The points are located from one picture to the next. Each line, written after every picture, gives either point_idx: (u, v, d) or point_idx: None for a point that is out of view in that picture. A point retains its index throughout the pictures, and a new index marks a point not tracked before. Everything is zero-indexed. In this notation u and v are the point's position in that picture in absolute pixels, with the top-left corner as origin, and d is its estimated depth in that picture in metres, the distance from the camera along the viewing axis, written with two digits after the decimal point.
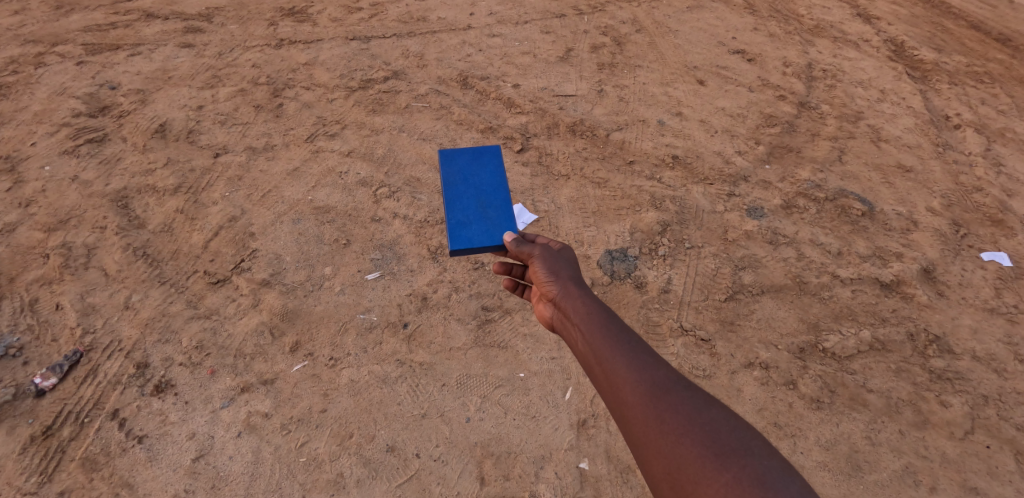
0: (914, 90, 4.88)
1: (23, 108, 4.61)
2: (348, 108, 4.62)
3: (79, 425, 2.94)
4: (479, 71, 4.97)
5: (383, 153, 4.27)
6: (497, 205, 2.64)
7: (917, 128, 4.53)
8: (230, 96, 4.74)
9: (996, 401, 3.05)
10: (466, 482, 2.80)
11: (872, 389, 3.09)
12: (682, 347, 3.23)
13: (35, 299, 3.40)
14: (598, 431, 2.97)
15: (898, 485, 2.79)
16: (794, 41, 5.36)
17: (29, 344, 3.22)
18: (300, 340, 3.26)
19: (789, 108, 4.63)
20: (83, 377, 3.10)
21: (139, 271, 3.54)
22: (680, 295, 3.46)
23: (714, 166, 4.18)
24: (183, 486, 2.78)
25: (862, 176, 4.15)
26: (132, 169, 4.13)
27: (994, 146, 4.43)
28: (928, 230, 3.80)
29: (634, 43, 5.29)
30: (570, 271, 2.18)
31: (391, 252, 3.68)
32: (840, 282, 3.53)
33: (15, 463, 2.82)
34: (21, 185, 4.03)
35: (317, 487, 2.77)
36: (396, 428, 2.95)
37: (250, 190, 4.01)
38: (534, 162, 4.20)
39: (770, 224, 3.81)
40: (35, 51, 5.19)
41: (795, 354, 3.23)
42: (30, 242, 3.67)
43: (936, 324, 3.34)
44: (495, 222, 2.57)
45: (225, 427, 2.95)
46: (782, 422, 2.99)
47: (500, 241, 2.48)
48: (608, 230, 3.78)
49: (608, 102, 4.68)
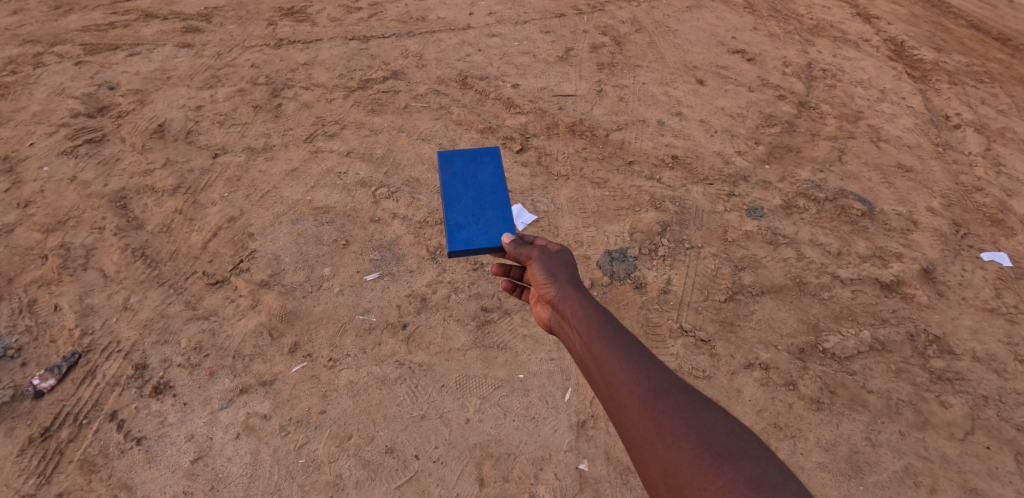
0: (914, 90, 4.87)
1: (21, 108, 4.61)
2: (347, 109, 4.61)
3: (77, 427, 2.93)
4: (478, 71, 4.96)
5: (382, 153, 4.26)
6: (497, 207, 2.63)
7: (917, 128, 4.53)
8: (229, 96, 4.73)
9: (996, 402, 3.05)
10: (465, 483, 2.79)
11: (872, 390, 3.09)
12: (682, 348, 3.23)
13: (33, 300, 3.39)
14: (598, 432, 2.96)
15: (898, 486, 2.79)
16: (794, 40, 5.36)
17: (27, 346, 3.22)
18: (299, 341, 3.25)
19: (789, 108, 4.62)
20: (81, 379, 3.09)
21: (138, 272, 3.53)
22: (680, 296, 3.45)
23: (714, 166, 4.17)
24: (182, 487, 2.77)
25: (862, 176, 4.14)
26: (131, 170, 4.12)
27: (994, 146, 4.42)
28: (929, 230, 3.80)
29: (634, 43, 5.28)
30: (569, 272, 2.17)
31: (390, 253, 3.67)
32: (840, 282, 3.53)
33: (13, 465, 2.81)
34: (19, 185, 4.02)
35: (316, 488, 2.77)
36: (396, 430, 2.95)
37: (249, 191, 4.00)
38: (534, 162, 4.19)
39: (770, 224, 3.80)
40: (34, 51, 5.18)
41: (795, 354, 3.22)
42: (28, 243, 3.66)
43: (937, 324, 3.34)
44: (494, 224, 2.57)
45: (224, 429, 2.94)
46: (782, 423, 2.98)
47: (499, 242, 2.47)
48: (607, 230, 3.77)
49: (608, 102, 4.67)
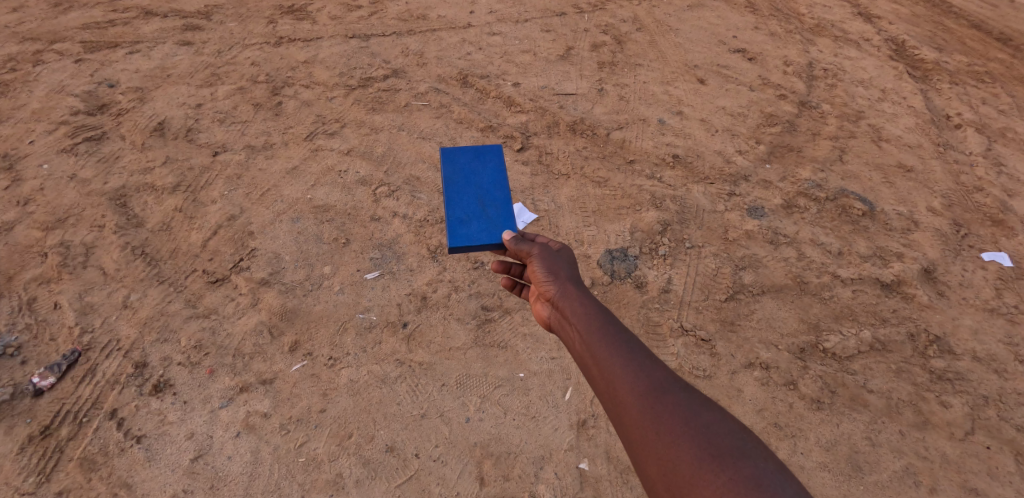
0: (915, 89, 4.86)
1: (21, 106, 4.60)
2: (347, 107, 4.61)
3: (77, 425, 2.93)
4: (478, 69, 4.95)
5: (382, 151, 4.26)
6: (497, 203, 2.63)
7: (918, 128, 4.52)
8: (229, 94, 4.72)
9: (997, 402, 3.05)
10: (465, 482, 2.79)
11: (872, 390, 3.09)
12: (682, 347, 3.23)
13: (33, 298, 3.39)
14: (598, 432, 2.96)
15: (899, 486, 2.79)
16: (795, 40, 5.35)
17: (27, 343, 3.21)
18: (299, 340, 3.25)
19: (790, 108, 4.62)
20: (81, 377, 3.09)
21: (138, 270, 3.53)
22: (681, 295, 3.45)
23: (715, 165, 4.16)
24: (182, 486, 2.77)
25: (863, 176, 4.14)
26: (130, 168, 4.11)
27: (994, 146, 4.42)
28: (929, 230, 3.79)
29: (634, 42, 5.27)
30: (569, 271, 2.17)
31: (390, 252, 3.66)
32: (841, 282, 3.52)
33: (13, 464, 2.81)
34: (18, 183, 4.01)
35: (316, 487, 2.76)
36: (396, 428, 2.95)
37: (249, 189, 4.00)
38: (534, 161, 4.19)
39: (771, 223, 3.80)
40: (33, 49, 5.17)
41: (795, 354, 3.22)
42: (28, 241, 3.66)
43: (937, 324, 3.34)
44: (494, 220, 2.56)
45: (224, 427, 2.94)
46: (782, 422, 2.98)
47: (499, 239, 2.47)
48: (608, 229, 3.77)
49: (608, 101, 4.67)
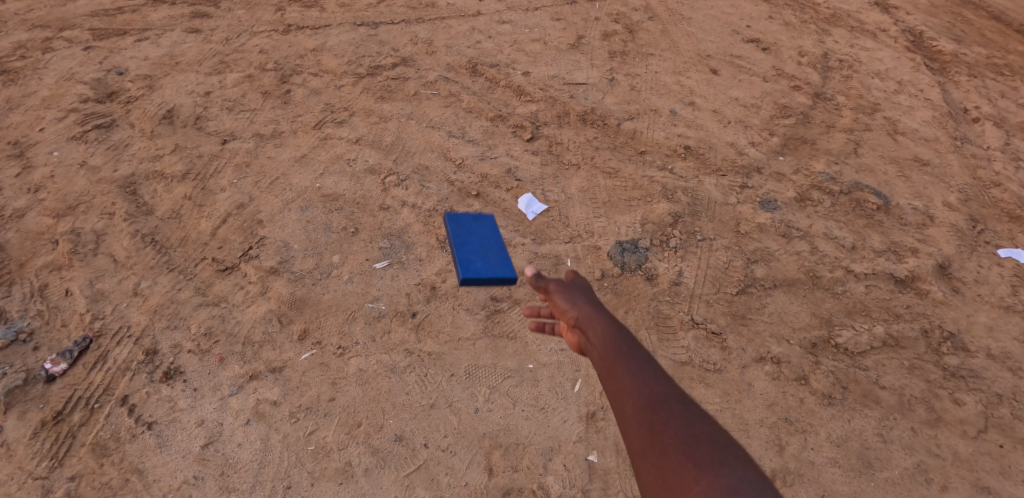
0: (932, 82, 4.78)
1: (30, 93, 4.59)
2: (356, 95, 4.58)
3: (89, 410, 2.95)
4: (488, 58, 4.90)
5: (391, 140, 4.24)
6: (498, 254, 2.91)
7: (934, 121, 4.45)
8: (237, 82, 4.70)
9: (1011, 401, 3.01)
10: (474, 473, 2.79)
11: (884, 386, 3.06)
12: (693, 340, 3.21)
13: (44, 284, 3.40)
14: (607, 424, 2.95)
15: (911, 482, 2.77)
16: (810, 30, 5.24)
17: (39, 329, 3.23)
18: (308, 328, 3.25)
19: (804, 99, 4.55)
20: (92, 363, 3.10)
21: (148, 258, 3.53)
22: (692, 288, 3.42)
23: (727, 156, 4.12)
24: (192, 473, 2.78)
25: (878, 169, 4.08)
26: (140, 155, 4.11)
27: (1013, 141, 4.34)
28: (945, 225, 3.74)
29: (645, 31, 5.20)
30: (582, 286, 2.17)
31: (399, 241, 3.65)
32: (854, 277, 3.48)
33: (26, 448, 2.83)
34: (29, 170, 4.02)
35: (325, 475, 2.77)
36: (405, 418, 2.95)
37: (258, 177, 3.99)
38: (544, 151, 4.17)
39: (784, 216, 3.76)
40: (42, 37, 5.15)
41: (807, 349, 3.20)
42: (38, 228, 3.67)
43: (951, 321, 3.29)
44: (498, 266, 2.83)
45: (234, 415, 2.95)
46: (794, 417, 2.96)
47: (508, 276, 2.78)
48: (618, 221, 3.74)
49: (619, 90, 4.61)
